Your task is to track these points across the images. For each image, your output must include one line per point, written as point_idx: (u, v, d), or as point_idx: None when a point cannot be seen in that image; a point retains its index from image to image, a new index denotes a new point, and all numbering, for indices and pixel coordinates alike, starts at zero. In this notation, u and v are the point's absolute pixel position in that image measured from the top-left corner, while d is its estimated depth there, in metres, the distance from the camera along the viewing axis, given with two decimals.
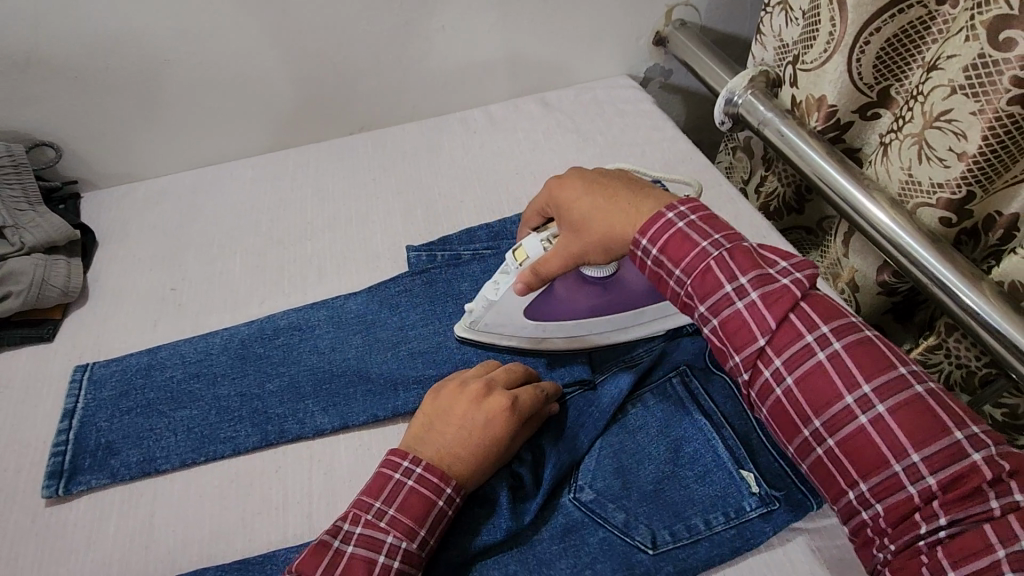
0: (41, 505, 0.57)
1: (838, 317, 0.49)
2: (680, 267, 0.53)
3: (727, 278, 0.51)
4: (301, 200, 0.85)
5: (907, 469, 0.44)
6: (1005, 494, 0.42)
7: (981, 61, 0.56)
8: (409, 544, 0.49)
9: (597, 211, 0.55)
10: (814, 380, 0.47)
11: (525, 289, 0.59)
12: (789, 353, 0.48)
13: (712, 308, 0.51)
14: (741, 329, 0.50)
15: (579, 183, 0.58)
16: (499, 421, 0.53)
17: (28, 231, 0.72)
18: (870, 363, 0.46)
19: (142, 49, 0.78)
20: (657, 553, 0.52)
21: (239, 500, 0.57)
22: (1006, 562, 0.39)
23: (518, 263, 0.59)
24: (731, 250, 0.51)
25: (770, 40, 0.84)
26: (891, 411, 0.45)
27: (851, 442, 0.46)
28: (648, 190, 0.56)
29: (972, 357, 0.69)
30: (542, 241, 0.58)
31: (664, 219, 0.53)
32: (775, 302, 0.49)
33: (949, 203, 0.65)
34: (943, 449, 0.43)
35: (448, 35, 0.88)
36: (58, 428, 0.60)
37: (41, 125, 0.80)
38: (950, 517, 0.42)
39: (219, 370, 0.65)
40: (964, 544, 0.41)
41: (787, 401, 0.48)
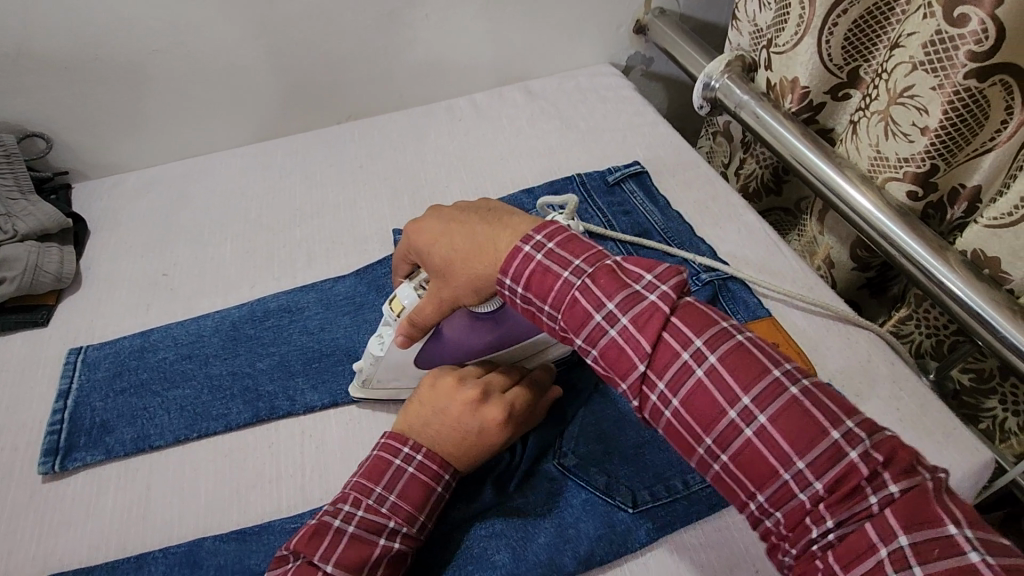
0: (39, 482, 0.58)
1: (708, 326, 0.43)
2: (548, 301, 0.46)
3: (595, 304, 0.45)
4: (289, 188, 0.86)
5: (795, 476, 0.39)
6: (882, 487, 0.37)
7: (938, 38, 0.59)
8: (409, 528, 0.50)
9: (459, 253, 0.49)
10: (696, 398, 0.42)
11: (407, 342, 0.54)
12: (669, 374, 0.43)
13: (587, 338, 0.45)
14: (620, 357, 0.44)
15: (433, 222, 0.52)
16: (492, 431, 0.53)
17: (21, 219, 0.74)
18: (745, 372, 0.41)
19: (129, 39, 0.79)
20: (637, 511, 0.54)
21: (233, 474, 0.58)
22: (889, 562, 0.36)
23: (396, 315, 0.54)
24: (594, 273, 0.46)
25: (745, 25, 0.87)
26: (773, 420, 0.40)
27: (740, 458, 0.41)
28: (506, 218, 0.50)
29: (940, 325, 0.72)
30: (414, 288, 0.53)
31: (522, 252, 0.47)
32: (643, 323, 0.43)
33: (915, 176, 0.68)
34: (826, 451, 0.38)
35: (431, 24, 0.90)
36: (54, 408, 0.62)
37: (31, 116, 0.81)
38: (837, 519, 0.38)
39: (210, 351, 0.66)
40: (850, 547, 0.37)
41: (675, 424, 0.43)
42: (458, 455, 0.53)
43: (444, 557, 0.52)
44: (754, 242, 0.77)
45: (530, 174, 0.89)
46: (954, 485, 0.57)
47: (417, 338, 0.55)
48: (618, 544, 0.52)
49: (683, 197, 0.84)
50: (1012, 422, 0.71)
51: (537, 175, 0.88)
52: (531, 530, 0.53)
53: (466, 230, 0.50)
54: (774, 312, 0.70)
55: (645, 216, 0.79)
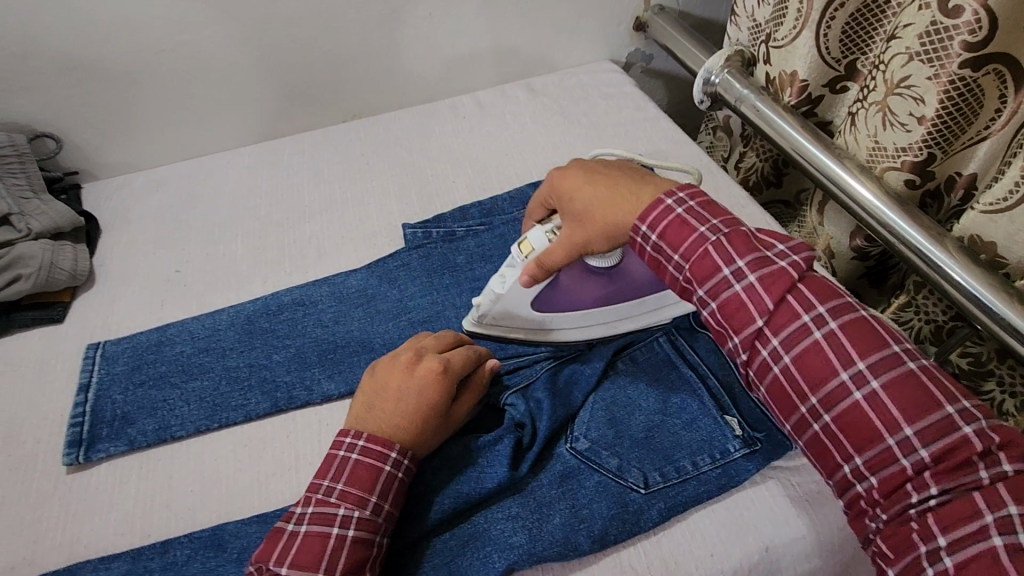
0: (62, 473, 0.59)
1: (834, 297, 0.47)
2: (679, 251, 0.51)
3: (726, 261, 0.49)
4: (297, 185, 0.88)
5: (901, 442, 0.43)
6: (993, 464, 0.41)
7: (933, 29, 0.61)
8: (361, 512, 0.50)
9: (602, 200, 0.55)
10: (812, 358, 0.46)
11: (531, 282, 0.59)
12: (786, 333, 0.47)
13: (711, 291, 0.50)
14: (739, 312, 0.48)
15: (580, 171, 0.58)
16: (433, 384, 0.55)
17: (34, 217, 0.75)
18: (865, 341, 0.45)
19: (138, 39, 0.80)
20: (649, 492, 0.55)
21: (253, 462, 0.60)
22: (993, 526, 0.39)
23: (525, 256, 0.59)
24: (729, 234, 0.50)
25: (744, 21, 0.88)
26: (886, 388, 0.44)
27: (845, 419, 0.45)
28: (651, 179, 0.56)
29: (939, 311, 0.74)
30: (547, 232, 0.58)
31: (663, 205, 0.52)
32: (772, 283, 0.48)
33: (913, 165, 0.69)
34: (937, 422, 0.42)
35: (434, 23, 0.91)
36: (74, 401, 0.63)
37: (42, 116, 0.82)
38: (940, 486, 0.41)
39: (227, 344, 0.67)
40: (952, 512, 0.40)
41: (782, 379, 0.47)
42: (410, 418, 0.54)
43: (462, 540, 0.54)
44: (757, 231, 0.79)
45: (534, 168, 0.90)
46: None
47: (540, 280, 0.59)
48: (631, 523, 0.54)
49: None
50: (1010, 404, 0.72)
51: (542, 170, 0.89)
52: (545, 511, 0.55)
53: (613, 183, 0.55)
54: None
55: None
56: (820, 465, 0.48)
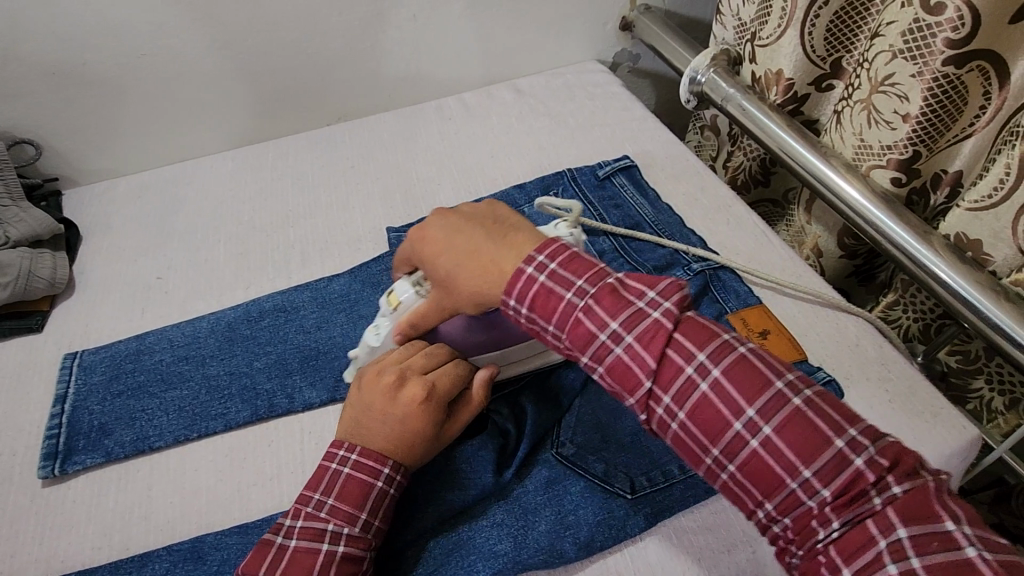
0: (39, 486, 0.58)
1: (711, 339, 0.43)
2: (552, 321, 0.47)
3: (599, 325, 0.45)
4: (281, 189, 0.87)
5: (801, 483, 0.39)
6: (885, 488, 0.38)
7: (916, 26, 0.60)
8: (351, 528, 0.50)
9: (461, 269, 0.50)
10: (701, 411, 0.42)
11: (403, 338, 0.58)
12: (674, 389, 0.43)
13: (593, 356, 0.45)
14: (625, 374, 0.44)
15: (440, 228, 0.53)
16: (417, 412, 0.53)
17: (12, 225, 0.74)
18: (749, 384, 0.41)
19: (116, 43, 0.79)
20: (635, 497, 0.55)
21: (233, 472, 0.59)
22: (887, 553, 0.36)
23: (394, 310, 0.58)
24: (596, 293, 0.45)
25: (729, 20, 0.88)
26: (778, 431, 0.40)
27: (747, 468, 0.41)
28: (511, 234, 0.50)
29: (927, 309, 0.74)
30: (413, 286, 0.56)
31: (523, 274, 0.47)
32: (648, 340, 0.44)
33: (898, 163, 0.69)
34: (829, 459, 0.39)
35: (418, 25, 0.91)
36: (51, 412, 0.62)
37: (20, 122, 0.81)
38: (842, 519, 0.38)
39: (207, 352, 0.66)
40: (851, 542, 0.38)
41: (680, 436, 0.43)
42: (395, 444, 0.53)
43: (446, 549, 0.53)
44: (744, 231, 0.79)
45: (520, 171, 0.89)
46: (944, 462, 0.58)
47: (408, 334, 0.58)
48: (617, 529, 0.53)
49: (672, 189, 0.85)
50: (998, 402, 0.72)
51: (527, 172, 0.89)
52: (530, 518, 0.54)
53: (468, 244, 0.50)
54: (764, 300, 0.71)
55: (635, 209, 0.80)
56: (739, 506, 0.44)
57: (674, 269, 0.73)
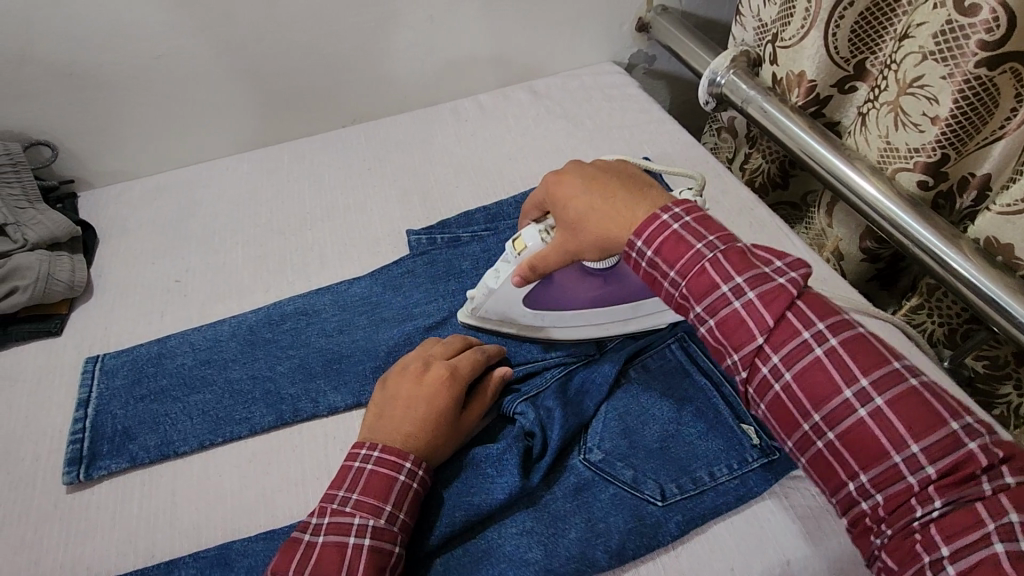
0: (63, 492, 0.57)
1: (833, 313, 0.45)
2: (675, 267, 0.48)
3: (723, 277, 0.46)
4: (298, 191, 0.86)
5: (906, 459, 0.40)
6: (998, 478, 0.39)
7: (949, 27, 0.60)
8: (377, 521, 0.48)
9: (593, 213, 0.52)
10: (813, 375, 0.44)
11: (522, 281, 0.58)
12: (786, 350, 0.44)
13: (709, 308, 0.47)
14: (738, 329, 0.46)
15: (578, 175, 0.55)
16: (444, 389, 0.55)
17: (30, 227, 0.73)
18: (866, 358, 0.43)
19: (133, 43, 0.79)
20: (666, 505, 0.54)
21: (258, 478, 0.58)
22: (995, 533, 0.37)
23: (519, 253, 0.58)
24: (726, 250, 0.47)
25: (749, 20, 0.87)
26: (889, 405, 0.41)
27: (849, 436, 0.42)
28: (645, 190, 0.52)
29: (953, 314, 0.73)
30: (541, 233, 0.56)
31: (659, 220, 0.49)
32: (771, 299, 0.45)
33: (926, 166, 0.68)
34: (941, 439, 0.40)
35: (434, 25, 0.90)
36: (74, 417, 0.61)
37: (37, 124, 0.81)
38: (945, 499, 0.39)
39: (229, 355, 0.66)
40: (954, 522, 0.38)
41: (782, 397, 0.45)
42: (426, 426, 0.54)
43: (475, 557, 0.52)
44: (766, 234, 0.78)
45: (539, 172, 0.89)
46: None
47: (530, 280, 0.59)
48: (649, 536, 0.52)
49: None
50: None
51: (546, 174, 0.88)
52: (560, 525, 0.53)
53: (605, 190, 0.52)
54: None
55: None
56: (822, 482, 0.45)
57: None
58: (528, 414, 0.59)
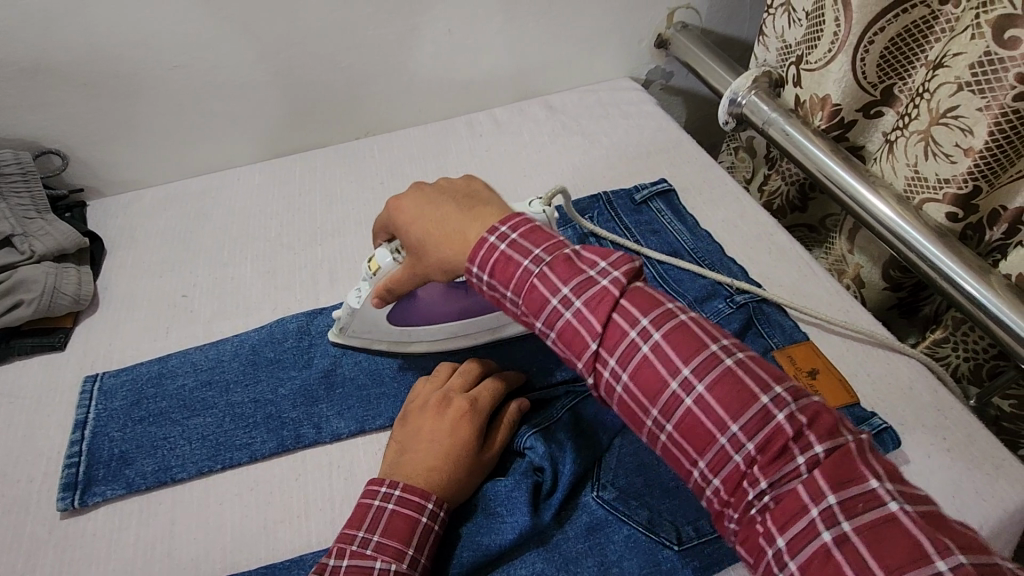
0: (58, 518, 0.56)
1: (655, 306, 0.45)
2: (510, 288, 0.47)
3: (551, 290, 0.45)
4: (309, 205, 0.85)
5: (730, 440, 0.40)
6: (808, 448, 0.39)
7: (987, 59, 0.58)
8: (400, 565, 0.47)
9: (432, 235, 0.51)
10: (643, 373, 0.43)
11: (381, 302, 0.58)
12: (618, 352, 0.44)
13: (545, 321, 0.46)
14: (574, 338, 0.45)
15: (413, 200, 0.54)
16: (465, 424, 0.55)
17: (37, 239, 0.72)
18: (685, 347, 0.43)
19: (149, 54, 0.78)
20: (682, 549, 0.52)
21: (260, 509, 0.56)
22: (820, 520, 0.37)
23: (373, 275, 0.57)
24: (552, 261, 0.46)
25: (773, 41, 0.85)
26: (710, 389, 0.42)
27: (682, 426, 0.42)
28: (480, 207, 0.51)
29: (979, 350, 0.71)
30: (391, 253, 0.56)
31: (487, 243, 0.48)
32: (596, 304, 0.45)
33: (955, 198, 0.66)
34: (755, 415, 0.40)
35: (453, 39, 0.89)
36: (71, 439, 0.60)
37: (49, 132, 0.80)
38: (769, 480, 0.39)
39: (231, 377, 0.64)
40: (784, 510, 0.38)
41: (625, 400, 0.44)
42: (449, 462, 0.53)
43: None
44: (786, 262, 0.76)
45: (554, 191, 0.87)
46: (1008, 520, 0.55)
47: (386, 299, 0.58)
48: None
49: (709, 216, 0.82)
50: None
51: None
52: (572, 568, 0.51)
53: (439, 211, 0.51)
54: (811, 336, 0.68)
55: (673, 235, 0.77)
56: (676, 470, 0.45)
57: (716, 300, 0.70)
58: (537, 444, 0.57)
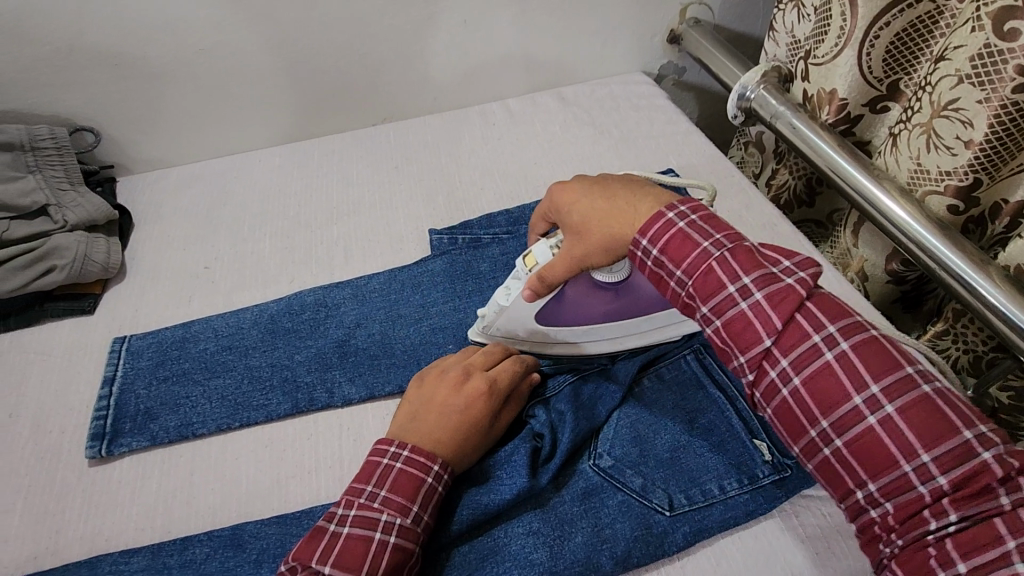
0: (86, 465, 0.60)
1: (844, 316, 0.46)
2: (681, 267, 0.50)
3: (731, 277, 0.48)
4: (327, 186, 0.88)
5: (917, 468, 0.42)
6: (1014, 489, 0.40)
7: (987, 51, 0.59)
8: (403, 520, 0.50)
9: (597, 213, 0.54)
10: (824, 380, 0.45)
11: (533, 296, 0.57)
12: (796, 354, 0.46)
13: (714, 308, 0.49)
14: (746, 329, 0.47)
15: (579, 185, 0.57)
16: (479, 403, 0.56)
17: (70, 209, 0.76)
18: (879, 363, 0.44)
19: (178, 38, 0.81)
20: (674, 515, 0.54)
21: (275, 463, 0.59)
22: (1015, 553, 0.38)
23: (528, 269, 0.57)
24: (734, 249, 0.49)
25: (783, 37, 0.87)
26: (901, 412, 0.43)
27: (859, 443, 0.44)
28: (648, 189, 0.55)
29: (979, 341, 0.72)
30: (550, 246, 0.56)
31: (664, 220, 0.51)
32: (781, 302, 0.47)
33: (957, 190, 0.67)
34: (955, 448, 0.41)
35: (468, 30, 0.91)
36: (100, 393, 0.63)
37: (83, 110, 0.84)
38: (960, 513, 0.41)
39: (250, 343, 0.67)
40: (970, 538, 0.40)
41: (792, 404, 0.46)
42: (458, 437, 0.55)
43: (481, 554, 0.53)
44: None
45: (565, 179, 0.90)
46: None
47: (540, 295, 0.57)
48: (655, 546, 0.53)
49: (716, 206, 0.84)
50: None
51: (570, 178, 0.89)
52: (567, 529, 0.54)
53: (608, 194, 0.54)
54: None
55: None
56: (830, 487, 0.47)
57: None
58: (540, 414, 0.60)
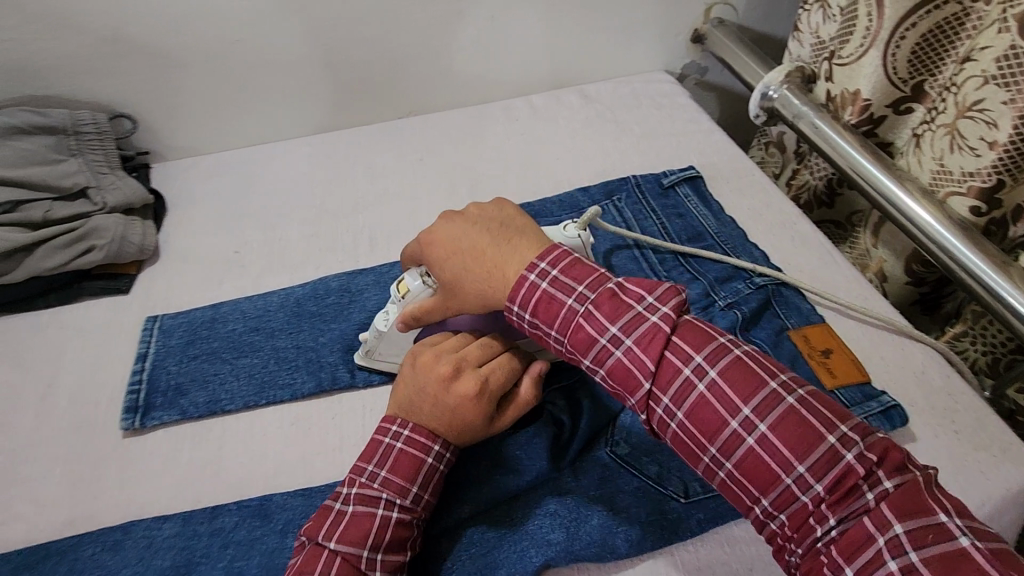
0: (120, 437, 0.62)
1: (708, 341, 0.47)
2: (553, 327, 0.51)
3: (599, 330, 0.49)
4: (353, 176, 0.90)
5: (797, 480, 0.42)
6: (876, 483, 0.41)
7: (1012, 53, 0.60)
8: (403, 499, 0.51)
9: (464, 267, 0.54)
10: (699, 411, 0.45)
11: (405, 327, 0.59)
12: (672, 390, 0.46)
13: (594, 360, 0.49)
14: (627, 375, 0.48)
15: (441, 232, 0.57)
16: (469, 406, 0.53)
17: (109, 192, 0.79)
18: (742, 385, 0.44)
19: (214, 28, 0.84)
20: (689, 501, 0.55)
21: (301, 440, 0.61)
22: (887, 550, 0.38)
23: (402, 298, 0.59)
24: (596, 298, 0.49)
25: (807, 37, 0.87)
26: (772, 429, 0.43)
27: (744, 464, 0.43)
28: (516, 238, 0.54)
29: (998, 343, 0.72)
30: (418, 278, 0.58)
31: (527, 281, 0.51)
32: (648, 343, 0.47)
33: (980, 191, 0.67)
34: (824, 454, 0.41)
35: (495, 25, 0.93)
36: (133, 368, 0.66)
37: (122, 98, 0.87)
38: (838, 517, 0.41)
39: (277, 325, 0.69)
40: (851, 540, 0.40)
41: (680, 435, 0.46)
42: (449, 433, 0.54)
43: (499, 531, 0.54)
44: (807, 249, 0.78)
45: (586, 175, 0.91)
46: (1012, 498, 0.57)
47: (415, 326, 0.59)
48: (669, 531, 0.54)
49: (735, 204, 0.85)
50: None
51: (591, 174, 0.90)
52: (583, 513, 0.54)
53: (471, 244, 0.54)
54: (828, 319, 0.70)
55: (698, 219, 0.81)
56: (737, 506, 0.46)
57: (735, 282, 0.72)
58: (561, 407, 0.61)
